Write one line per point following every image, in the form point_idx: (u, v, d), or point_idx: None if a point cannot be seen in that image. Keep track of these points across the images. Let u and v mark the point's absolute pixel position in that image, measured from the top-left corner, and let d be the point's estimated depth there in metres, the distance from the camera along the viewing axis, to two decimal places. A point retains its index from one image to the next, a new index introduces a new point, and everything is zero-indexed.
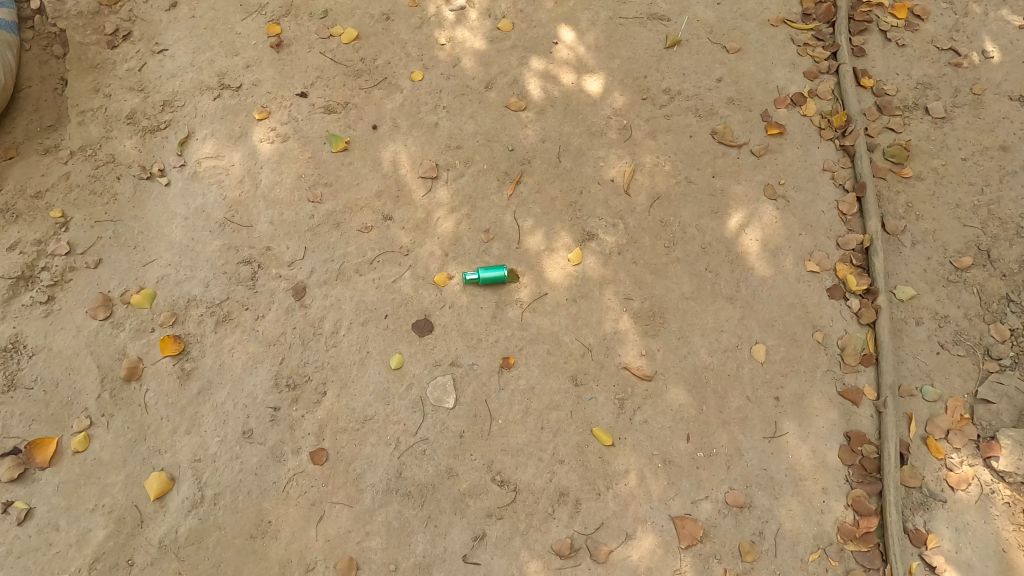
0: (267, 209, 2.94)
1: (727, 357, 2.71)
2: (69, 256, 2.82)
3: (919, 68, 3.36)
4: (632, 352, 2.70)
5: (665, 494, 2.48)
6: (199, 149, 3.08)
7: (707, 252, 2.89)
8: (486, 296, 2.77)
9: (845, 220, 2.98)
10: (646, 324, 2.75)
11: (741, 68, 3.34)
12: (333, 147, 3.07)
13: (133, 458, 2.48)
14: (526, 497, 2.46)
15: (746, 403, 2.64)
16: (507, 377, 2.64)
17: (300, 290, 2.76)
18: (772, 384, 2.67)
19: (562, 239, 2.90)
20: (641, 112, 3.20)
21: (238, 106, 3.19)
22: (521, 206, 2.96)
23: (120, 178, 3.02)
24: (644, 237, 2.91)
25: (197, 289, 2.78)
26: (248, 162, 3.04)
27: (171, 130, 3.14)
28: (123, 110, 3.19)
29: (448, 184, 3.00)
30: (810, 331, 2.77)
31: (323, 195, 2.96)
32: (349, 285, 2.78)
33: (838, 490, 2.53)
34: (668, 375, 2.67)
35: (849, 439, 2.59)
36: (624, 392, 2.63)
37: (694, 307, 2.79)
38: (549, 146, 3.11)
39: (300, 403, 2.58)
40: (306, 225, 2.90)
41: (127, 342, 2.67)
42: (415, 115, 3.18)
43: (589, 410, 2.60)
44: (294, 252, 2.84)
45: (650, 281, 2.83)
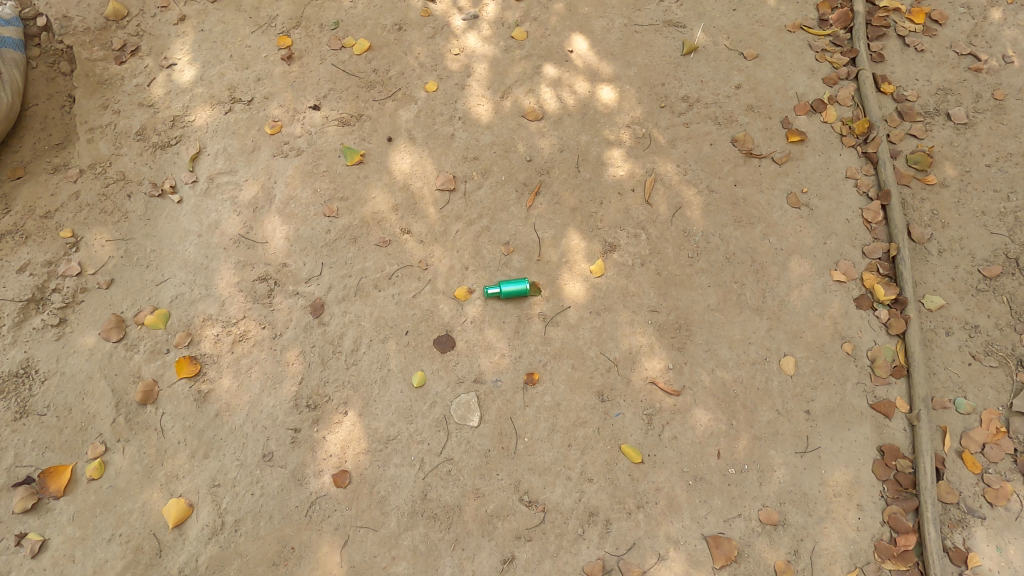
0: (282, 223, 2.87)
1: (756, 370, 2.65)
2: (80, 277, 2.76)
3: (938, 73, 3.32)
4: (658, 365, 2.64)
5: (696, 513, 2.42)
6: (211, 165, 3.02)
7: (732, 262, 2.84)
8: (507, 310, 2.71)
9: (869, 229, 2.93)
10: (672, 337, 2.69)
11: (760, 75, 3.29)
12: (348, 160, 3.00)
13: (150, 484, 2.42)
14: (555, 517, 2.40)
15: (777, 417, 2.58)
16: (532, 393, 2.58)
17: (318, 307, 2.69)
18: (802, 397, 2.61)
19: (584, 251, 2.84)
20: (660, 120, 3.15)
21: (250, 119, 3.13)
22: (540, 217, 2.90)
23: (131, 196, 2.96)
24: (668, 247, 2.86)
25: (212, 308, 2.72)
26: (260, 177, 2.98)
27: (182, 146, 3.08)
28: (133, 126, 3.13)
29: (465, 197, 2.94)
30: (839, 342, 2.71)
31: (339, 210, 2.90)
32: (367, 301, 2.71)
33: (873, 506, 2.47)
34: (696, 390, 2.61)
35: (882, 453, 2.54)
36: (651, 408, 2.57)
37: (721, 319, 2.73)
38: (567, 156, 3.05)
39: (321, 424, 2.51)
40: (322, 240, 2.84)
41: (142, 365, 2.61)
42: (431, 125, 3.12)
43: (617, 426, 2.54)
44: (311, 269, 2.78)
45: (674, 292, 2.77)
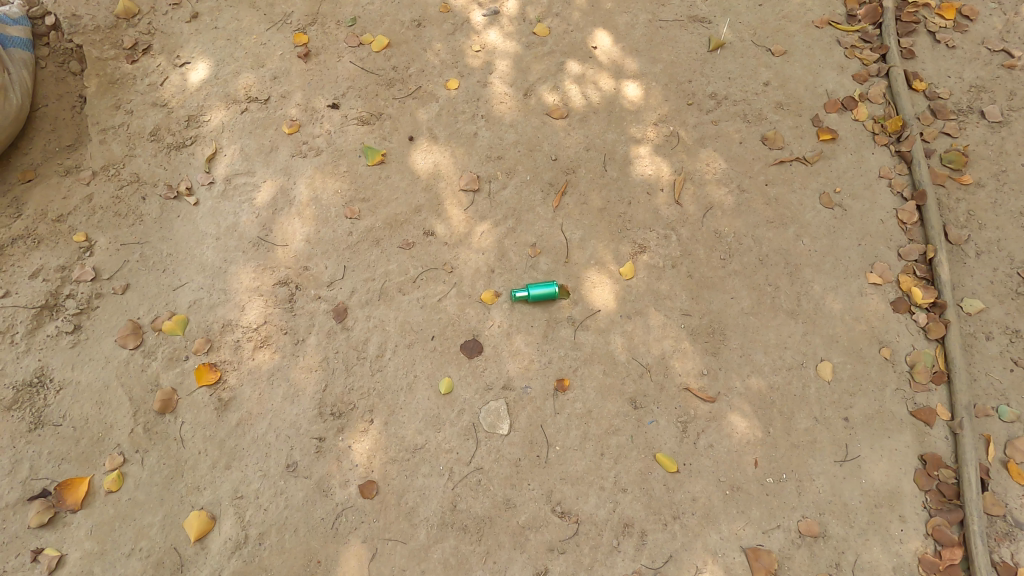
0: (302, 224, 2.79)
1: (793, 376, 2.57)
2: (95, 282, 2.68)
3: (971, 70, 3.24)
4: (692, 371, 2.56)
5: (734, 524, 2.34)
6: (228, 165, 2.94)
7: (765, 264, 2.76)
8: (536, 314, 2.64)
9: (905, 230, 2.85)
10: (706, 341, 2.61)
11: (788, 71, 3.20)
12: (369, 160, 2.92)
13: (171, 496, 2.34)
14: (589, 529, 2.32)
15: (815, 424, 2.50)
16: (563, 400, 2.50)
17: (341, 311, 2.61)
18: (840, 403, 2.53)
19: (612, 253, 2.76)
20: (687, 118, 3.07)
21: (267, 119, 3.05)
22: (567, 218, 2.82)
23: (146, 198, 2.88)
24: (699, 248, 2.78)
25: (232, 314, 2.63)
26: (279, 177, 2.89)
27: (197, 147, 3.00)
28: (146, 126, 3.05)
29: (490, 197, 2.86)
30: (877, 347, 2.63)
31: (361, 211, 2.81)
32: (391, 305, 2.63)
33: (916, 517, 2.38)
34: (732, 396, 2.53)
35: (924, 462, 2.46)
36: (686, 415, 2.50)
37: (755, 323, 2.65)
38: (593, 154, 2.97)
39: (345, 433, 2.43)
40: (344, 242, 2.75)
41: (160, 373, 2.53)
42: (453, 124, 3.03)
43: (650, 434, 2.46)
44: (333, 272, 2.69)
45: (706, 295, 2.69)
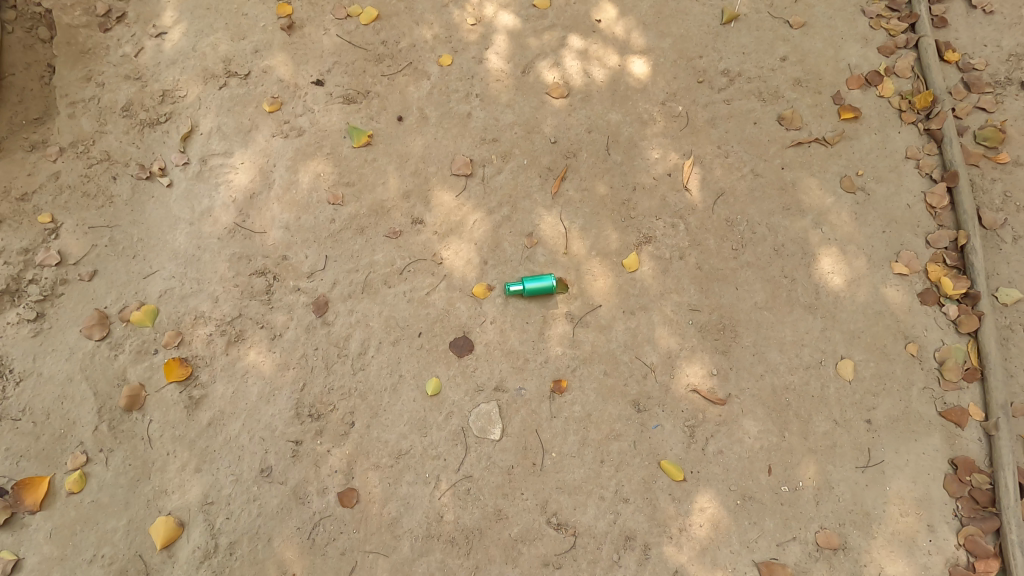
0: (281, 211, 2.60)
1: (811, 376, 2.36)
2: (60, 267, 2.50)
3: (1010, 37, 2.96)
4: (699, 371, 2.37)
5: (745, 536, 2.16)
6: (203, 145, 2.74)
7: (781, 255, 2.53)
8: (531, 309, 2.44)
9: (933, 215, 2.58)
10: (715, 339, 2.41)
11: (807, 45, 2.92)
12: (354, 142, 2.70)
13: (137, 499, 2.20)
14: (587, 542, 2.15)
15: (835, 427, 2.29)
16: (560, 403, 2.31)
17: (321, 305, 2.42)
18: (863, 405, 2.32)
19: (615, 243, 2.55)
20: (698, 97, 2.83)
21: (247, 96, 2.83)
22: (567, 206, 2.62)
23: (117, 178, 2.69)
24: (709, 238, 2.57)
25: (204, 305, 2.47)
26: (257, 160, 2.69)
27: (172, 124, 2.79)
28: (118, 101, 2.84)
29: (483, 183, 2.65)
30: (902, 342, 2.40)
31: (345, 196, 2.61)
32: (376, 298, 2.44)
33: (945, 527, 2.18)
34: (743, 398, 2.33)
35: (955, 467, 2.24)
36: (694, 419, 2.30)
37: (770, 319, 2.44)
38: (595, 137, 2.75)
39: (324, 436, 2.26)
40: (326, 231, 2.56)
41: (127, 367, 2.37)
42: (445, 103, 2.81)
43: (655, 439, 2.27)
44: (313, 262, 2.50)
45: (716, 289, 2.49)
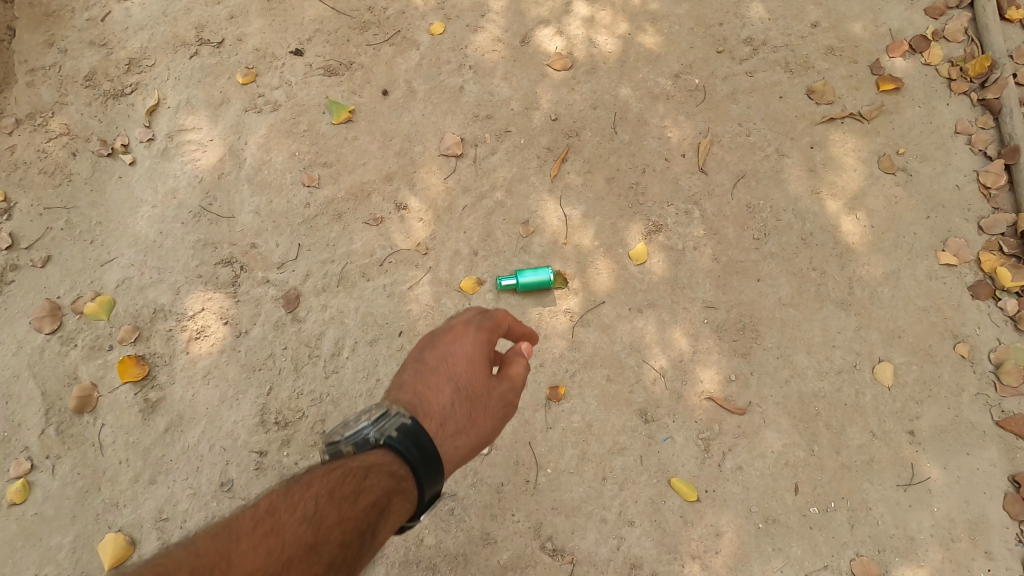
0: (252, 193, 2.35)
1: (844, 382, 2.06)
2: (11, 252, 2.30)
3: None
4: (715, 377, 2.09)
5: (769, 566, 1.89)
6: (170, 120, 2.48)
7: (809, 245, 2.23)
8: (526, 306, 2.18)
9: (988, 197, 2.26)
10: (733, 340, 2.13)
11: (842, 9, 2.59)
12: (334, 118, 2.45)
13: (84, 513, 1.97)
14: (587, 571, 1.89)
15: (871, 440, 2.00)
16: (557, 412, 2.05)
17: (292, 299, 2.18)
18: (905, 414, 2.02)
19: (621, 232, 2.27)
20: (717, 69, 2.52)
21: (219, 66, 2.56)
22: (568, 190, 2.34)
23: (76, 154, 2.45)
24: (728, 227, 2.28)
25: (165, 297, 2.22)
26: (228, 137, 2.44)
27: (138, 96, 2.53)
28: (81, 69, 2.58)
29: (475, 164, 2.38)
30: (950, 342, 2.09)
31: (321, 177, 2.36)
32: (352, 292, 2.19)
33: (1006, 554, 1.87)
34: (767, 407, 2.05)
35: (1017, 485, 1.93)
36: (709, 431, 2.03)
37: (797, 317, 2.15)
38: (601, 113, 2.46)
39: (291, 447, 2.02)
40: (299, 216, 2.31)
41: (78, 364, 2.14)
42: (434, 77, 2.53)
43: (665, 454, 2.00)
44: (284, 251, 2.26)
45: (736, 283, 2.20)
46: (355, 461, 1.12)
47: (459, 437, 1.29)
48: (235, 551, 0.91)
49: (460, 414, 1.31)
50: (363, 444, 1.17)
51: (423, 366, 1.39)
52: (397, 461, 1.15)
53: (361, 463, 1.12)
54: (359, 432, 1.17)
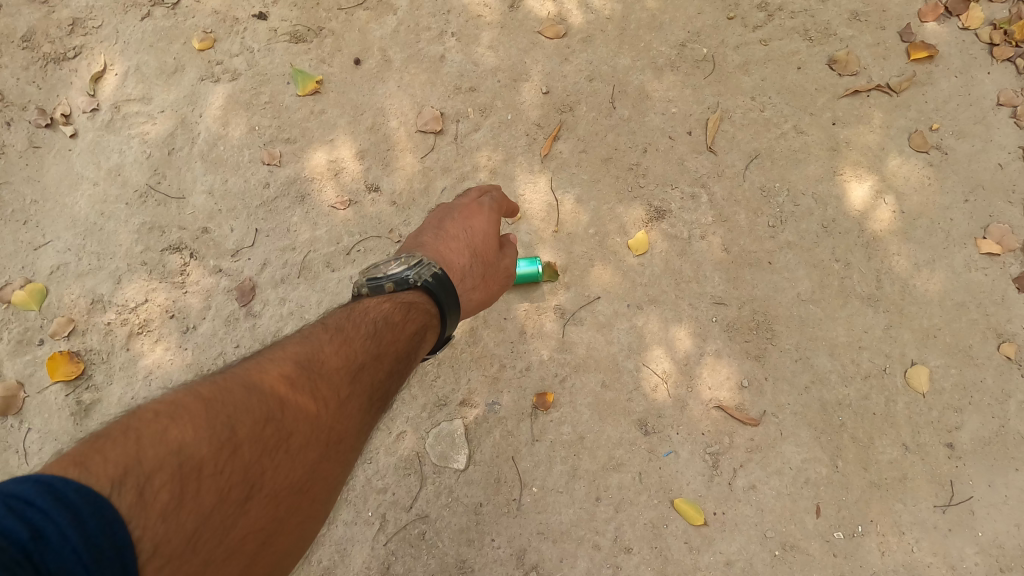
0: (206, 172, 2.10)
1: (872, 388, 1.80)
2: None
3: None
4: (725, 383, 1.83)
5: None
6: (118, 89, 2.22)
7: (831, 233, 1.95)
8: (511, 301, 1.94)
9: None
10: (746, 341, 1.87)
11: None
12: (299, 89, 2.18)
13: None
14: None
15: (904, 455, 1.74)
16: (544, 422, 1.83)
17: (247, 291, 1.96)
18: (944, 425, 1.76)
19: (618, 218, 2.01)
20: (728, 36, 2.19)
21: (173, 30, 2.27)
22: (560, 170, 2.07)
23: (12, 125, 2.19)
24: (739, 212, 1.99)
25: (104, 287, 1.98)
26: (180, 108, 2.18)
27: (82, 61, 2.25)
28: (18, 29, 2.29)
29: (456, 141, 2.11)
30: (994, 342, 1.82)
31: (283, 155, 2.10)
32: (316, 284, 1.96)
33: None
34: (784, 417, 1.79)
35: None
36: (718, 445, 1.78)
37: (818, 314, 1.88)
38: (597, 86, 2.14)
39: None
40: (258, 198, 2.06)
41: (5, 361, 1.92)
42: (411, 44, 2.22)
43: (667, 471, 1.76)
44: (240, 238, 2.02)
45: (748, 276, 1.93)
46: (400, 300, 1.30)
47: (474, 291, 1.50)
48: (323, 352, 1.06)
49: (477, 274, 1.50)
50: (403, 283, 1.33)
51: (449, 232, 1.52)
52: (435, 298, 1.33)
53: (402, 300, 1.30)
54: (400, 273, 1.33)
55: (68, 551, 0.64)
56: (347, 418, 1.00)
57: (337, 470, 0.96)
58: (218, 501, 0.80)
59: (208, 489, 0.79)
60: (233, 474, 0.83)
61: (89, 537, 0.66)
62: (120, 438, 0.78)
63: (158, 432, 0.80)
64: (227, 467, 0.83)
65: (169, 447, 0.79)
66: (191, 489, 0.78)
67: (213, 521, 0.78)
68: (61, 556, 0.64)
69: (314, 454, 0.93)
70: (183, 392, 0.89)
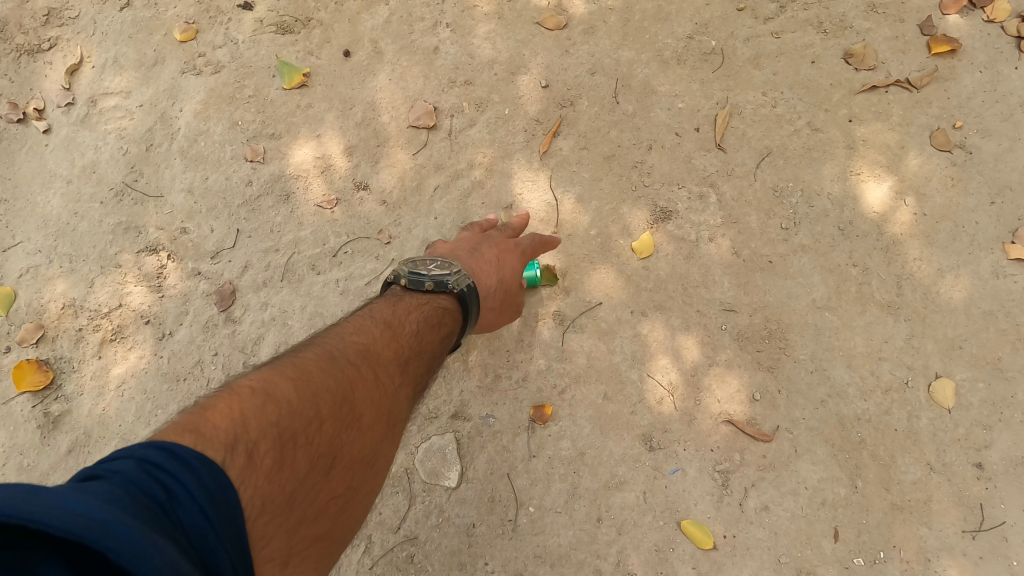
0: (185, 169, 1.99)
1: (893, 402, 1.69)
2: None
3: None
4: (735, 396, 1.72)
5: None
6: (94, 82, 2.11)
7: (848, 236, 1.82)
8: None
9: None
10: (757, 350, 1.75)
11: None
12: (285, 83, 2.06)
13: None
14: None
15: (928, 475, 1.63)
16: (542, 437, 1.72)
17: (226, 295, 1.85)
18: (971, 443, 1.64)
19: (622, 220, 1.89)
20: (737, 28, 2.04)
21: (154, 21, 2.16)
22: (560, 168, 1.95)
23: None
24: (751, 214, 1.87)
25: (76, 291, 1.89)
26: (160, 102, 2.07)
27: (58, 54, 2.15)
28: None
29: (450, 137, 1.99)
30: None
31: (267, 151, 1.99)
32: (301, 288, 1.86)
33: None
34: (797, 432, 1.68)
35: None
36: (728, 462, 1.66)
37: (834, 323, 1.76)
38: (599, 79, 2.02)
39: None
40: (240, 196, 1.95)
41: None
42: (404, 35, 2.11)
43: (673, 490, 1.65)
44: (221, 238, 1.91)
45: (759, 281, 1.81)
46: (438, 301, 1.43)
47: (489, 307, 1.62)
48: (374, 349, 1.19)
49: (496, 295, 1.61)
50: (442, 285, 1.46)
51: (482, 254, 1.63)
52: (468, 302, 1.47)
53: (438, 303, 1.43)
54: (441, 275, 1.46)
55: (197, 507, 0.73)
56: (396, 404, 1.15)
57: (390, 448, 1.10)
58: (308, 469, 0.92)
59: (302, 456, 0.92)
60: (318, 446, 0.95)
61: (215, 495, 0.75)
62: (227, 407, 0.88)
63: (259, 405, 0.91)
64: (314, 439, 0.95)
65: (269, 419, 0.90)
66: (289, 456, 0.90)
67: (304, 484, 0.91)
68: (191, 512, 0.72)
69: (375, 434, 1.07)
70: (266, 372, 1.00)
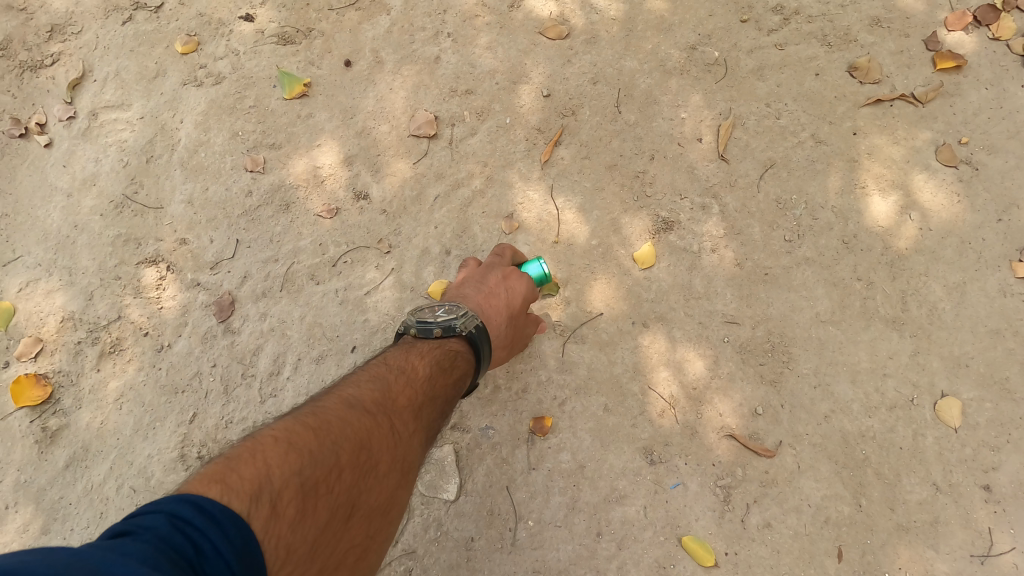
0: (185, 180, 1.98)
1: (897, 419, 1.67)
2: None
3: None
4: (737, 410, 1.70)
5: None
6: (96, 95, 2.11)
7: (853, 249, 1.81)
8: None
9: None
10: (760, 364, 1.73)
11: None
12: (286, 92, 2.06)
13: None
14: None
15: (934, 495, 1.61)
16: (542, 449, 1.70)
17: (225, 306, 1.84)
18: (976, 462, 1.62)
19: (624, 231, 1.88)
20: (741, 40, 2.03)
21: (156, 34, 2.16)
22: (562, 177, 1.94)
23: None
24: (754, 226, 1.85)
25: (74, 304, 1.88)
26: (160, 114, 2.06)
27: (59, 68, 2.14)
28: None
29: (451, 147, 1.99)
30: None
31: (267, 161, 1.99)
32: (300, 298, 1.84)
33: None
34: (800, 449, 1.66)
35: None
36: (730, 478, 1.65)
37: (838, 337, 1.74)
38: (602, 89, 2.01)
39: None
40: (239, 206, 1.94)
41: None
42: (405, 45, 2.10)
43: (675, 506, 1.63)
44: (220, 248, 1.90)
45: (763, 294, 1.79)
46: (449, 346, 1.42)
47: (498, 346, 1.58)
48: (392, 396, 1.20)
49: (504, 332, 1.56)
50: (450, 329, 1.42)
51: (491, 287, 1.58)
52: (477, 346, 1.44)
53: (450, 348, 1.42)
54: (448, 320, 1.42)
55: (224, 563, 0.75)
56: (411, 450, 1.16)
57: (405, 494, 1.12)
58: (328, 518, 0.94)
59: (323, 506, 0.94)
60: (337, 495, 0.98)
61: (241, 548, 0.78)
62: (252, 458, 0.91)
63: (282, 454, 0.93)
64: (333, 488, 0.97)
65: (292, 470, 0.92)
66: (310, 506, 0.92)
67: (325, 535, 0.93)
68: (220, 567, 0.74)
69: (391, 480, 1.09)
70: (288, 423, 1.02)
